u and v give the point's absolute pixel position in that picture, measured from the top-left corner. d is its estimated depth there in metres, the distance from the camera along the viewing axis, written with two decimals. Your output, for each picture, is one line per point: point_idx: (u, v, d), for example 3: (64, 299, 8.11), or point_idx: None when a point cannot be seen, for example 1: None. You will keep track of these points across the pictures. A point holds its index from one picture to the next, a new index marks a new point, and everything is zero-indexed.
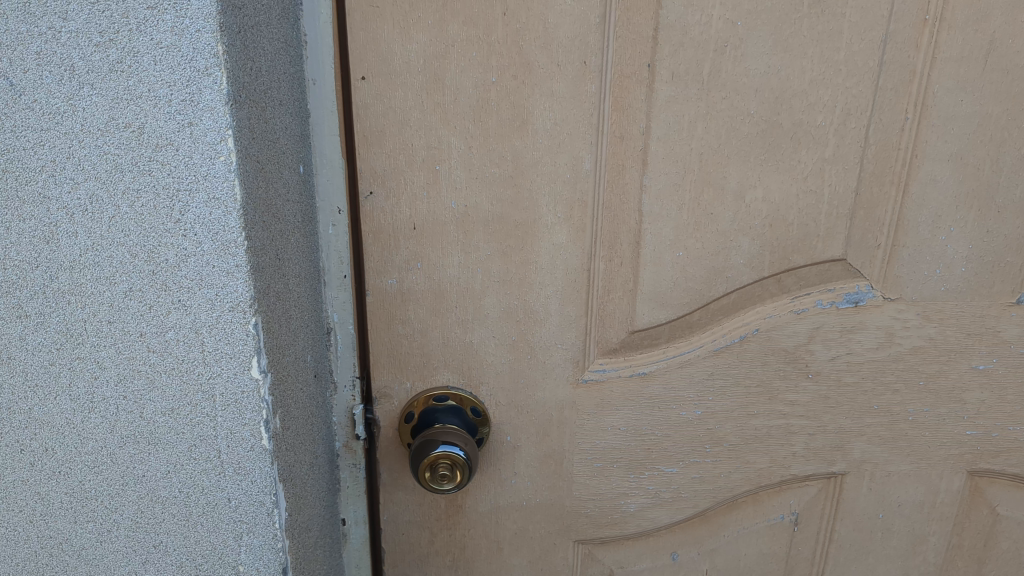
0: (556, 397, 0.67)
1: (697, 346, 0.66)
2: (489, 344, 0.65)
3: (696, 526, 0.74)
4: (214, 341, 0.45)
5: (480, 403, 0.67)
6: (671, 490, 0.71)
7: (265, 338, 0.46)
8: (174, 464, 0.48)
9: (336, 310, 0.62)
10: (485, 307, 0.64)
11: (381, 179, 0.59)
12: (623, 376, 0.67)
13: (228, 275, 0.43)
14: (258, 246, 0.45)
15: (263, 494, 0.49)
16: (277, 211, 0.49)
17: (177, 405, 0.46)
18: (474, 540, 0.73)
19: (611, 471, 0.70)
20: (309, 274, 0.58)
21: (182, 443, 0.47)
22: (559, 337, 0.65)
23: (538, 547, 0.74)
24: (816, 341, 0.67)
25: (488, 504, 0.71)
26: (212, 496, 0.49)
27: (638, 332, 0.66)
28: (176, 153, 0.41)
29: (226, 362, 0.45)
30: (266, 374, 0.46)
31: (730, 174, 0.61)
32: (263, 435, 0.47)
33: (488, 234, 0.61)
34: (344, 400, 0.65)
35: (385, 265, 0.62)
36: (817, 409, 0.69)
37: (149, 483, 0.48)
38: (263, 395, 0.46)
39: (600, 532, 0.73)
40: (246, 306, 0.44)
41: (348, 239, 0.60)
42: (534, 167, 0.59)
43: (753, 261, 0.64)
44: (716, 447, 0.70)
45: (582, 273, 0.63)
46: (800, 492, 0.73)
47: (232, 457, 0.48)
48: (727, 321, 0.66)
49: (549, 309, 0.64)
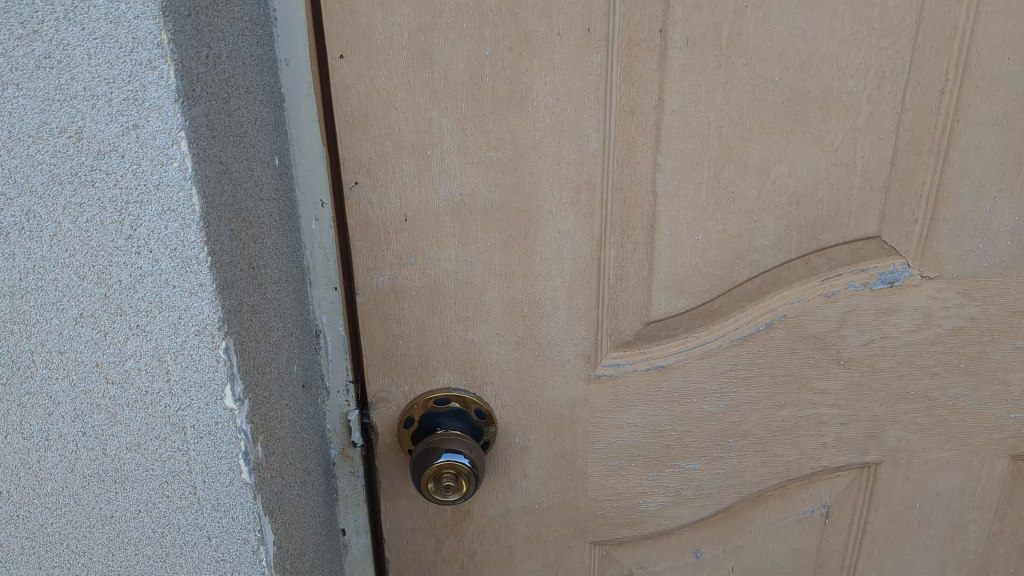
0: (567, 394, 0.62)
1: (719, 335, 0.61)
2: (493, 341, 0.60)
3: (720, 523, 0.69)
4: (181, 369, 0.39)
5: (484, 404, 0.62)
6: (693, 487, 0.67)
7: (240, 361, 0.41)
8: (145, 503, 0.43)
9: (325, 311, 0.56)
10: (487, 302, 0.58)
11: (366, 168, 0.53)
12: (639, 370, 0.61)
13: (190, 295, 0.38)
14: (225, 260, 0.39)
15: (247, 531, 0.44)
16: (249, 214, 0.44)
17: (144, 440, 0.41)
18: (483, 546, 0.68)
19: (628, 471, 0.65)
20: (290, 275, 0.53)
21: (152, 481, 0.42)
22: (568, 332, 0.60)
23: (552, 551, 0.69)
24: (848, 325, 0.61)
25: (497, 509, 0.66)
26: (190, 535, 0.44)
27: (654, 322, 0.61)
28: (121, 161, 0.35)
29: (195, 391, 0.40)
30: (242, 402, 0.41)
31: (753, 148, 0.55)
32: (243, 468, 0.42)
33: (488, 224, 0.55)
34: (338, 405, 0.60)
35: (376, 261, 0.56)
36: (849, 397, 0.64)
37: (119, 524, 0.43)
38: (240, 426, 0.41)
39: (618, 532, 0.68)
40: (215, 329, 0.38)
41: (333, 234, 0.55)
42: (535, 148, 0.54)
43: (779, 242, 0.58)
44: (741, 440, 0.65)
45: (592, 262, 0.58)
46: (832, 484, 0.69)
47: (209, 493, 0.43)
48: (751, 307, 0.60)
49: (557, 302, 0.58)
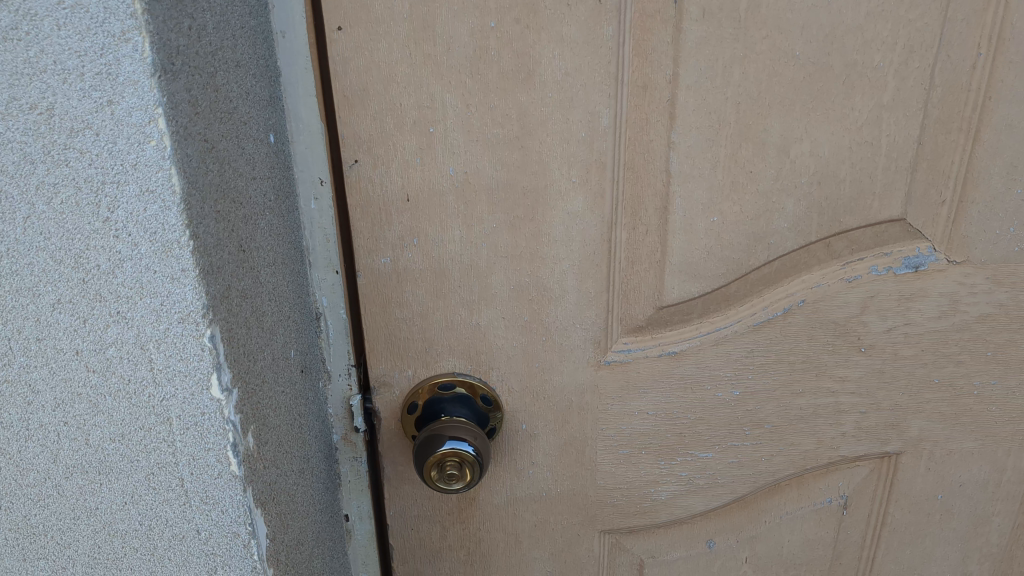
0: (576, 381, 0.60)
1: (734, 321, 0.59)
2: (499, 326, 0.57)
3: (734, 512, 0.67)
4: (164, 357, 0.38)
5: (491, 390, 0.60)
6: (706, 476, 0.64)
7: (228, 348, 0.39)
8: (131, 495, 0.41)
9: (325, 293, 0.55)
10: (492, 286, 0.56)
11: (366, 145, 0.51)
12: (650, 356, 0.59)
13: (172, 281, 0.36)
14: (210, 243, 0.37)
15: (237, 525, 0.42)
16: (238, 193, 0.41)
17: (127, 430, 0.39)
18: (490, 533, 0.66)
19: (639, 459, 0.63)
20: (287, 257, 0.51)
21: (138, 473, 0.41)
22: (577, 317, 0.58)
23: (561, 539, 0.67)
24: (870, 311, 0.59)
25: (504, 496, 0.64)
26: (178, 528, 0.42)
27: (667, 306, 0.58)
28: (96, 139, 0.33)
29: (180, 381, 0.38)
30: (230, 392, 0.39)
31: (773, 126, 0.52)
32: (232, 460, 0.40)
33: (493, 204, 0.53)
34: (339, 389, 0.59)
35: (377, 243, 0.54)
36: (869, 385, 0.62)
37: (104, 515, 0.42)
38: (227, 416, 0.39)
39: (628, 521, 0.66)
40: (199, 316, 0.37)
41: (333, 213, 0.53)
42: (543, 125, 0.51)
43: (799, 225, 0.55)
44: (756, 429, 0.63)
45: (602, 244, 0.55)
46: (850, 473, 0.66)
47: (197, 485, 0.41)
48: (768, 292, 0.58)
49: (565, 286, 0.56)
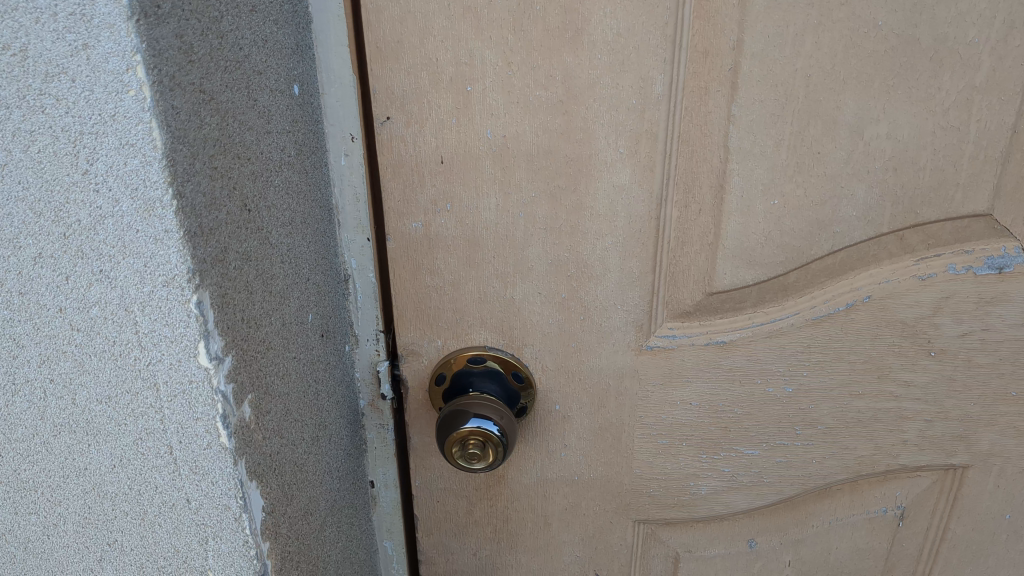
0: (615, 364, 0.56)
1: (792, 313, 0.54)
2: (535, 301, 0.54)
3: (779, 513, 0.63)
4: (150, 321, 0.35)
5: (523, 368, 0.56)
6: (751, 474, 0.60)
7: (220, 314, 0.36)
8: (119, 458, 0.39)
9: (354, 255, 0.53)
10: (529, 258, 0.52)
11: (399, 102, 0.48)
12: (697, 344, 0.55)
13: (155, 242, 0.33)
14: (201, 202, 0.34)
15: (228, 498, 0.40)
16: (246, 147, 0.39)
17: (114, 393, 0.37)
18: (518, 513, 0.64)
19: (678, 450, 0.60)
20: (310, 216, 0.48)
21: (126, 437, 0.39)
22: (619, 297, 0.54)
23: (592, 525, 0.64)
24: (943, 313, 0.54)
25: (534, 477, 0.61)
26: (168, 496, 0.40)
27: (718, 293, 0.54)
28: (72, 85, 0.31)
29: (167, 346, 0.36)
30: (220, 361, 0.37)
31: (846, 103, 0.47)
32: (221, 432, 0.38)
33: (533, 172, 0.49)
34: (367, 354, 0.57)
35: (408, 206, 0.51)
36: (937, 392, 0.56)
37: (94, 477, 0.40)
38: (216, 386, 0.37)
39: (665, 513, 0.63)
40: (184, 280, 0.34)
41: (364, 171, 0.50)
42: (591, 89, 0.47)
43: (869, 214, 0.50)
44: (809, 430, 0.58)
45: (650, 222, 0.51)
46: (910, 483, 0.61)
47: (186, 454, 0.39)
48: (831, 284, 0.53)
49: (607, 264, 0.52)
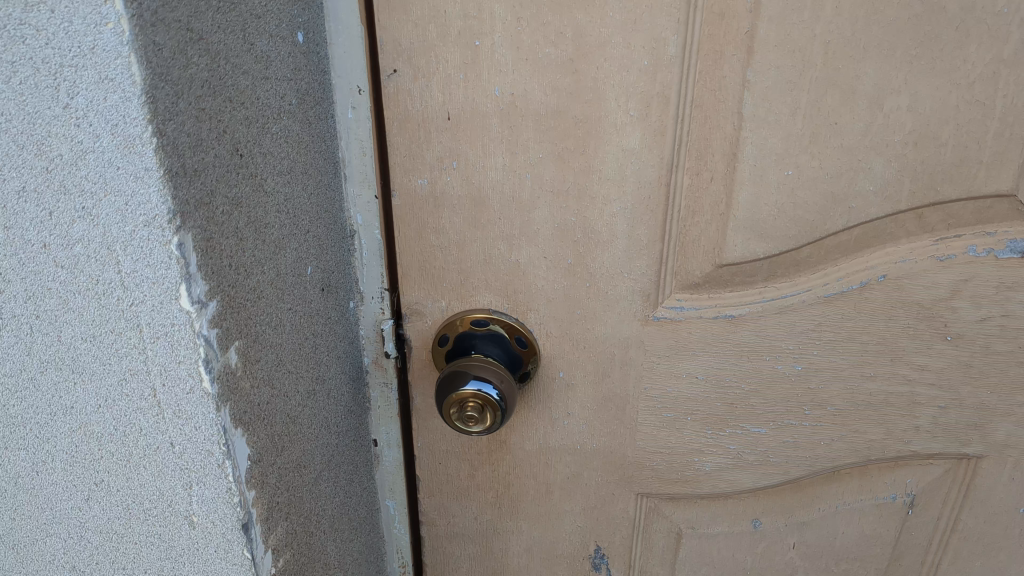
0: (620, 333, 0.55)
1: (803, 290, 0.52)
2: (540, 265, 0.53)
3: (785, 494, 0.62)
4: (132, 261, 0.35)
5: (527, 333, 0.56)
6: (757, 453, 0.59)
7: (204, 258, 0.36)
8: (104, 399, 0.40)
9: (360, 210, 0.52)
10: (535, 221, 0.52)
11: (406, 54, 0.47)
12: (705, 317, 0.54)
13: (136, 180, 0.33)
14: (186, 143, 0.34)
15: (211, 443, 0.40)
16: (239, 91, 0.38)
17: (98, 332, 0.37)
18: (520, 480, 0.63)
19: (683, 425, 0.59)
20: (313, 167, 0.48)
21: (111, 377, 0.39)
22: (626, 265, 0.53)
23: (594, 495, 0.63)
24: (962, 296, 0.52)
25: (536, 444, 0.61)
26: (152, 439, 0.40)
27: (728, 266, 0.52)
28: (52, 16, 0.31)
29: (149, 287, 0.36)
30: (203, 305, 0.36)
31: (866, 72, 0.45)
32: (203, 377, 0.38)
33: (541, 132, 0.48)
34: (372, 312, 0.56)
35: (415, 162, 0.51)
36: (952, 378, 0.55)
37: (80, 416, 0.40)
38: (198, 330, 0.37)
39: (668, 487, 0.62)
40: (164, 221, 0.34)
41: (371, 125, 0.50)
42: (601, 49, 0.46)
43: (887, 190, 0.49)
44: (818, 410, 0.57)
45: (659, 189, 0.50)
46: (922, 471, 0.60)
47: (170, 398, 0.39)
48: (845, 262, 0.51)
49: (615, 231, 0.51)
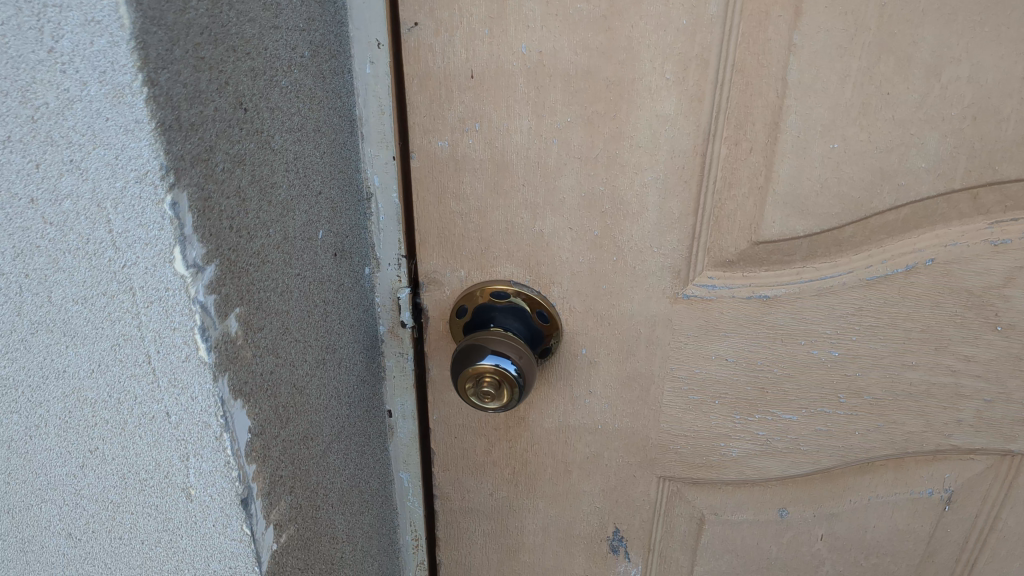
0: (647, 311, 0.53)
1: (845, 271, 0.49)
2: (565, 236, 0.50)
3: (815, 484, 0.59)
4: (123, 220, 0.33)
5: (549, 307, 0.53)
6: (787, 440, 0.56)
7: (201, 218, 0.34)
8: (98, 364, 0.37)
9: (377, 172, 0.50)
10: (561, 190, 0.49)
11: (428, 6, 0.44)
12: (738, 297, 0.51)
13: (126, 133, 0.31)
14: (181, 94, 0.32)
15: (208, 415, 0.38)
16: (245, 39, 0.36)
17: (89, 294, 0.35)
18: (538, 458, 0.61)
19: (710, 408, 0.56)
20: (327, 124, 0.45)
21: (103, 342, 0.37)
22: (656, 239, 0.50)
23: (614, 477, 0.61)
24: (1015, 284, 0.49)
25: (556, 422, 0.59)
26: (148, 408, 0.38)
27: (765, 243, 0.49)
28: None
29: (142, 248, 0.34)
30: (199, 269, 0.34)
31: (924, 38, 0.42)
32: (200, 345, 0.36)
33: (570, 95, 0.45)
34: (388, 279, 0.54)
35: (435, 122, 0.48)
36: (999, 371, 0.52)
37: (73, 380, 0.38)
38: (193, 296, 0.34)
39: (692, 472, 0.59)
40: (157, 177, 0.31)
41: (390, 82, 0.47)
42: (637, 5, 0.42)
43: (941, 167, 0.45)
44: (853, 399, 0.54)
45: (694, 159, 0.47)
46: (961, 466, 0.57)
47: (165, 365, 0.37)
48: (891, 243, 0.48)
49: (645, 202, 0.48)
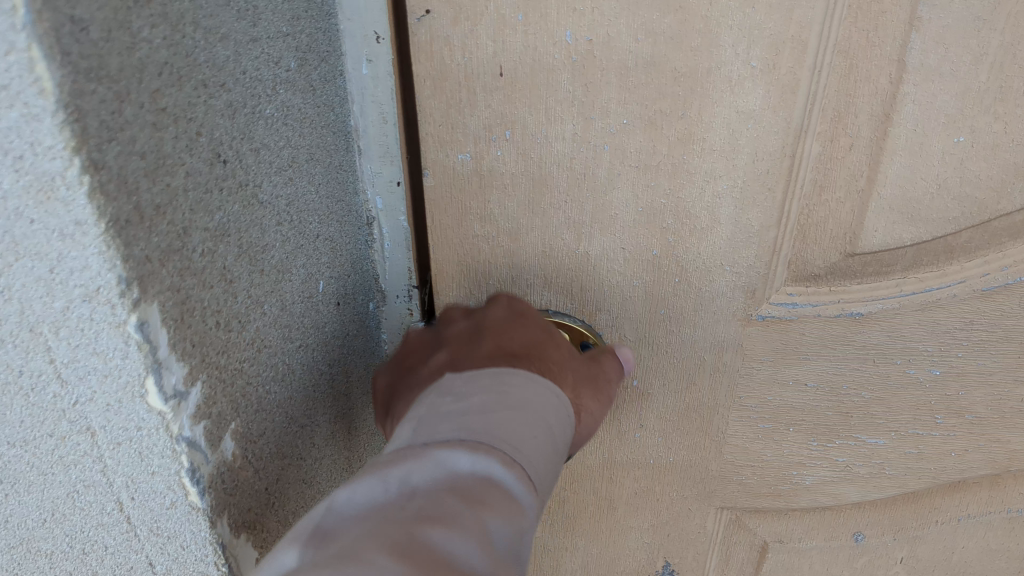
0: (714, 336, 0.44)
1: (956, 282, 0.41)
2: (616, 258, 0.41)
3: (897, 507, 0.51)
4: (69, 347, 0.23)
5: (597, 339, 0.44)
6: (870, 465, 0.49)
7: (180, 331, 0.24)
8: (50, 511, 0.28)
9: (379, 191, 0.41)
10: (613, 204, 0.39)
11: None
12: (825, 316, 0.42)
13: (61, 238, 0.21)
14: (140, 171, 0.22)
15: (203, 566, 0.29)
16: (219, 64, 0.25)
17: (30, 437, 0.26)
18: (577, 496, 0.52)
19: (783, 436, 0.48)
20: (320, 147, 0.35)
21: (56, 489, 0.27)
22: (729, 256, 0.41)
23: (666, 512, 0.53)
24: None
25: (599, 458, 0.50)
26: (124, 557, 0.29)
27: (863, 255, 0.40)
28: None
29: (100, 381, 0.24)
30: (183, 397, 0.25)
31: None
32: (189, 489, 0.27)
33: (627, 91, 0.36)
34: (396, 313, 0.45)
35: (453, 132, 0.38)
36: None
37: (18, 531, 0.29)
38: (177, 433, 0.25)
39: (757, 501, 0.52)
40: (114, 294, 0.22)
41: (394, 85, 0.37)
42: None
43: None
44: (952, 418, 0.46)
45: (783, 160, 0.37)
46: None
47: (143, 512, 0.28)
48: (1016, 248, 0.40)
49: (717, 214, 0.39)
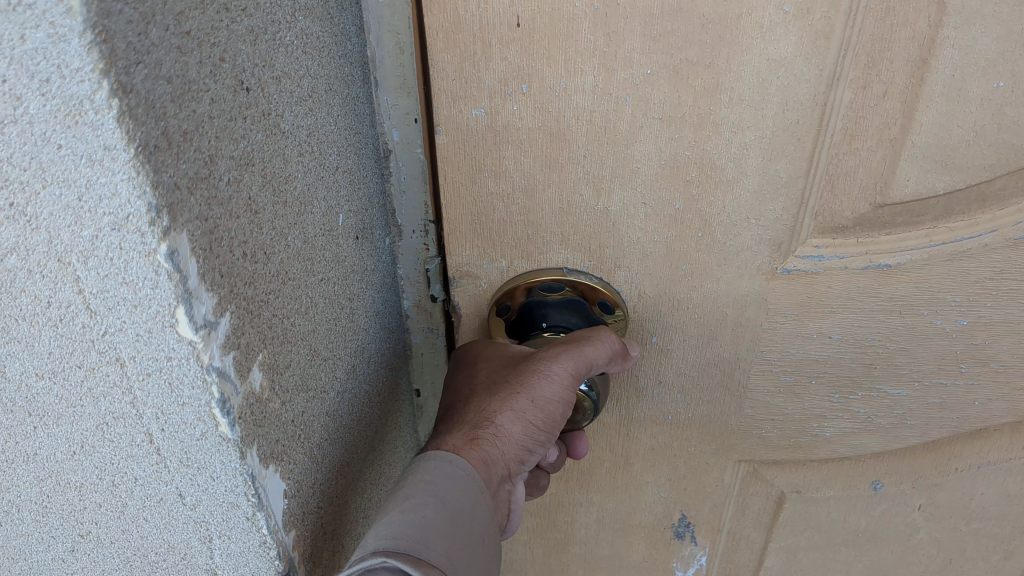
0: (737, 290, 0.43)
1: (988, 231, 0.40)
2: (636, 212, 0.41)
3: (917, 453, 0.51)
4: (98, 276, 0.23)
5: (614, 296, 0.44)
6: (892, 417, 0.48)
7: (209, 261, 0.24)
8: (80, 444, 0.28)
9: (396, 125, 0.40)
10: (634, 159, 0.39)
11: None
12: (851, 269, 0.42)
13: (90, 164, 0.20)
14: (165, 100, 0.21)
15: (235, 496, 0.29)
16: None
17: (61, 368, 0.26)
18: (594, 449, 0.53)
19: (804, 389, 0.48)
20: (338, 79, 0.34)
21: (85, 421, 0.27)
22: (755, 209, 0.40)
23: (683, 466, 0.53)
24: None
25: (617, 411, 0.50)
26: (154, 490, 0.29)
27: (893, 206, 0.39)
28: None
29: (131, 312, 0.24)
30: (212, 328, 0.25)
31: None
32: (219, 421, 0.26)
33: (654, 37, 0.35)
34: (413, 249, 0.45)
35: (467, 86, 0.37)
36: None
37: (50, 465, 0.29)
38: (207, 363, 0.25)
39: (775, 454, 0.52)
40: (143, 221, 0.21)
41: (409, 16, 0.36)
42: None
43: None
44: (978, 367, 0.46)
45: (814, 109, 0.36)
46: None
47: (172, 444, 0.28)
48: None
49: (745, 166, 0.38)
